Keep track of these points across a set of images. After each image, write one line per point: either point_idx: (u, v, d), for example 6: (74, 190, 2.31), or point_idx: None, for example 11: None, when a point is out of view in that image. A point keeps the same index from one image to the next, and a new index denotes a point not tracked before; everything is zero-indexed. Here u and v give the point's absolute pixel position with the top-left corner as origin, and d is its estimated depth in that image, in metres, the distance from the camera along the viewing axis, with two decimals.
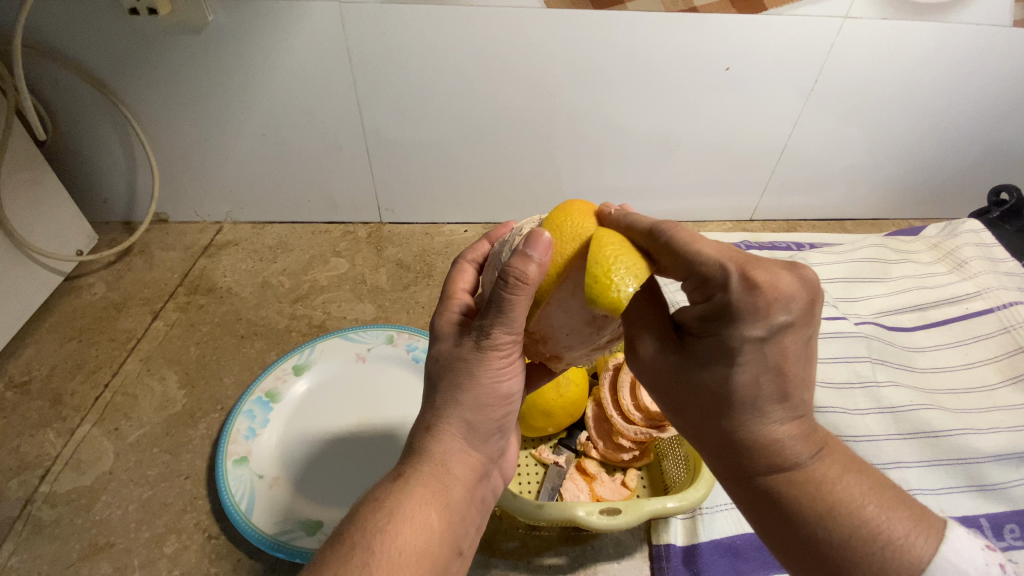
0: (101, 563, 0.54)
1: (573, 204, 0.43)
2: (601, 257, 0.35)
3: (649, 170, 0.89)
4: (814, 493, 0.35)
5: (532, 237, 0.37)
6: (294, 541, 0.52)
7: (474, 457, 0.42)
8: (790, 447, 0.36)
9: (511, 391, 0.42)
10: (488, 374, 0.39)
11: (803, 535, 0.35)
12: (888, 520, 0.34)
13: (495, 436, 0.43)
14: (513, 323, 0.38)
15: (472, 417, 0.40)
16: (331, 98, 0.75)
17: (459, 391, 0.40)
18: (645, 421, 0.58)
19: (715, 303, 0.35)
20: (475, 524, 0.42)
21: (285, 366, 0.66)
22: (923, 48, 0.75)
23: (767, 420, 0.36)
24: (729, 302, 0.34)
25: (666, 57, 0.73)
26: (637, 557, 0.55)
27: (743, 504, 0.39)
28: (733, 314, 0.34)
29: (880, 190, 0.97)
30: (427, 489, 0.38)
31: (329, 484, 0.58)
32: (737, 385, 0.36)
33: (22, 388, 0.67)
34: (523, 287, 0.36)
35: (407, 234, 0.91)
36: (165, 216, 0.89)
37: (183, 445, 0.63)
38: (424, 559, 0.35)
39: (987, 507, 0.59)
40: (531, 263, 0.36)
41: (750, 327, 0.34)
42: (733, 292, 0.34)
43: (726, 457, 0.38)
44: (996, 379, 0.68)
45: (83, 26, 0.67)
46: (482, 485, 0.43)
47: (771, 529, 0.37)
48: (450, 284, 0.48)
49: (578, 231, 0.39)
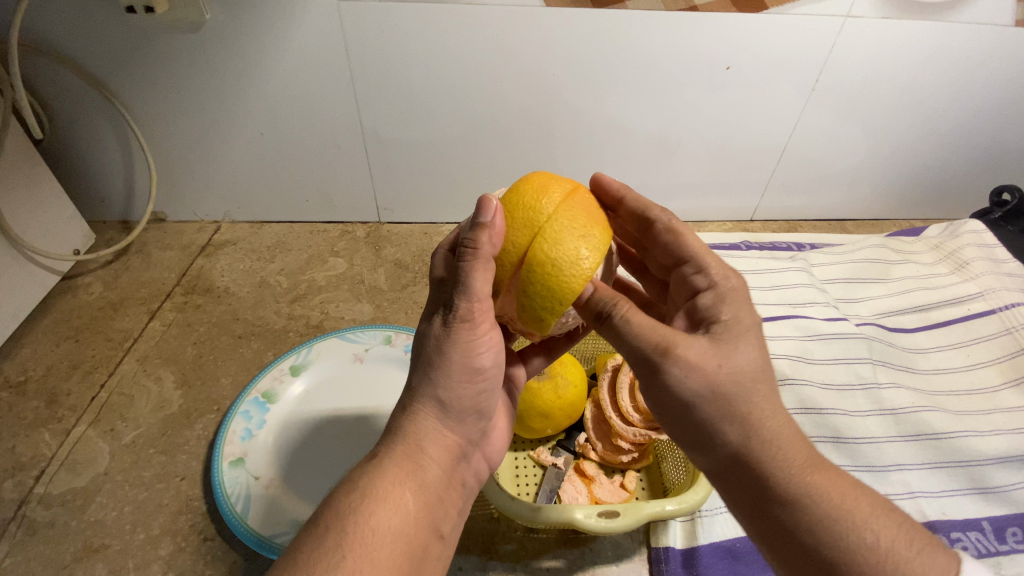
0: (96, 564, 0.53)
1: (530, 180, 0.42)
2: (528, 286, 0.38)
3: (649, 169, 0.89)
4: (843, 499, 0.35)
5: (479, 203, 0.38)
6: (282, 539, 0.52)
7: (449, 437, 0.41)
8: (800, 454, 0.37)
9: (486, 364, 0.41)
10: (456, 348, 0.39)
11: (842, 547, 0.34)
12: (909, 528, 0.35)
13: (472, 416, 0.42)
14: (475, 294, 0.38)
15: (443, 395, 0.40)
16: (329, 97, 0.74)
17: (431, 370, 0.40)
18: (644, 423, 0.58)
19: (719, 292, 0.41)
20: (456, 507, 0.41)
21: (282, 367, 0.65)
22: (924, 47, 0.75)
23: (786, 423, 0.37)
24: (731, 286, 0.42)
25: (666, 54, 0.73)
26: (636, 560, 0.55)
27: (770, 527, 0.36)
28: (737, 297, 0.41)
29: (881, 190, 0.97)
30: (401, 469, 0.37)
31: (321, 488, 0.57)
32: (758, 369, 0.38)
33: (18, 388, 0.67)
34: (478, 255, 0.37)
35: (406, 234, 0.91)
36: (162, 215, 0.89)
37: (179, 446, 0.62)
38: (399, 541, 0.34)
39: (989, 510, 0.58)
40: (483, 231, 0.37)
41: (751, 313, 0.41)
42: (734, 283, 0.42)
43: (751, 466, 0.37)
44: (998, 381, 0.68)
45: (80, 24, 0.66)
46: (462, 466, 0.42)
47: (805, 549, 0.35)
48: (433, 262, 0.47)
49: (531, 217, 0.39)
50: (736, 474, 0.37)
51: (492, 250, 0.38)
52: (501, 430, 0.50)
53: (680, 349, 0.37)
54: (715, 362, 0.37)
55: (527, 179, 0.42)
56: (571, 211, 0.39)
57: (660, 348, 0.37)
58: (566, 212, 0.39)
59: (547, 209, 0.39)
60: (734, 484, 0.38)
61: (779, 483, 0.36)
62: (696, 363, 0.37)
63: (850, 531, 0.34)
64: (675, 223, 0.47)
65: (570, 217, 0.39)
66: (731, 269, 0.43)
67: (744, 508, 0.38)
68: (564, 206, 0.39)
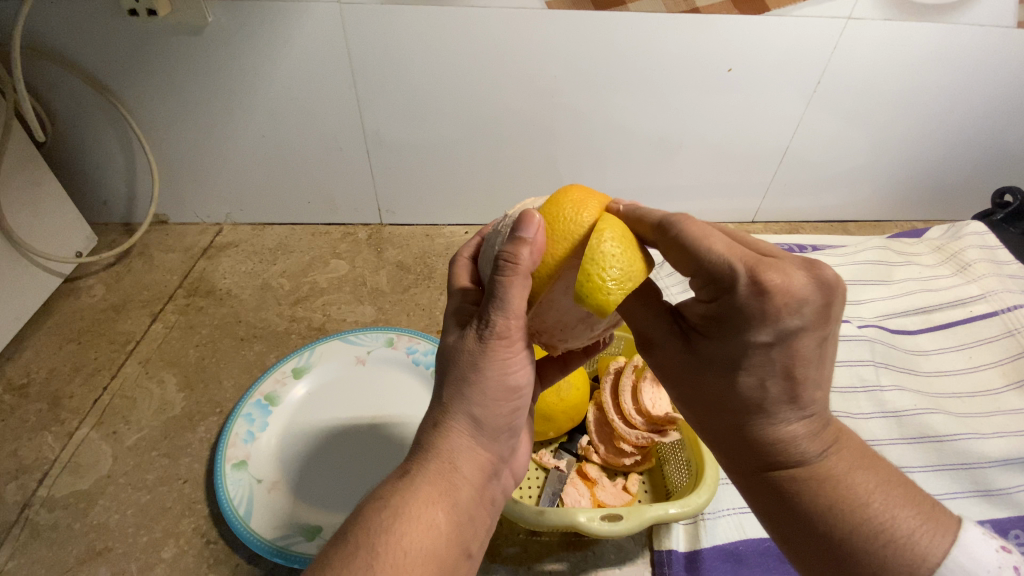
0: (99, 567, 0.53)
1: (568, 192, 0.41)
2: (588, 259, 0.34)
3: (649, 170, 0.88)
4: (821, 488, 0.35)
5: (522, 219, 0.37)
6: (293, 546, 0.51)
7: (482, 454, 0.41)
8: (807, 436, 0.36)
9: (521, 383, 0.41)
10: (493, 367, 0.39)
11: (829, 526, 0.35)
12: (897, 519, 0.34)
13: (504, 435, 0.42)
14: (511, 310, 0.37)
15: (479, 413, 0.39)
16: (330, 99, 0.75)
17: (466, 388, 0.39)
18: (645, 425, 0.58)
19: (722, 304, 0.34)
20: (485, 526, 0.41)
21: (284, 369, 0.65)
22: (926, 48, 0.75)
23: (774, 412, 0.36)
24: (737, 305, 0.33)
25: (667, 57, 0.73)
26: (639, 563, 0.55)
27: (759, 496, 0.38)
28: (743, 317, 0.33)
29: (884, 191, 0.97)
30: (436, 488, 0.37)
31: (322, 479, 0.58)
32: (742, 373, 0.35)
33: (21, 391, 0.67)
34: (514, 269, 0.36)
35: (407, 236, 0.91)
36: (164, 217, 0.89)
37: (182, 449, 0.62)
38: (430, 561, 0.34)
39: (992, 512, 0.58)
40: (523, 246, 0.36)
41: (763, 328, 0.32)
42: (741, 296, 0.32)
43: (750, 441, 0.37)
44: (1000, 383, 0.68)
45: (83, 27, 0.66)
46: (493, 483, 0.42)
47: (792, 520, 0.36)
48: (461, 271, 0.48)
49: (571, 229, 0.38)
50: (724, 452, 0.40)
51: (531, 265, 0.37)
52: (524, 445, 0.50)
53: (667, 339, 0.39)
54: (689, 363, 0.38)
55: (563, 191, 0.41)
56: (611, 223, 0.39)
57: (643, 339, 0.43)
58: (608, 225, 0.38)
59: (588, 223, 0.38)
60: (732, 453, 0.39)
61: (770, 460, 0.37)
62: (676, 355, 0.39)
63: (819, 518, 0.35)
64: (681, 223, 0.35)
65: None
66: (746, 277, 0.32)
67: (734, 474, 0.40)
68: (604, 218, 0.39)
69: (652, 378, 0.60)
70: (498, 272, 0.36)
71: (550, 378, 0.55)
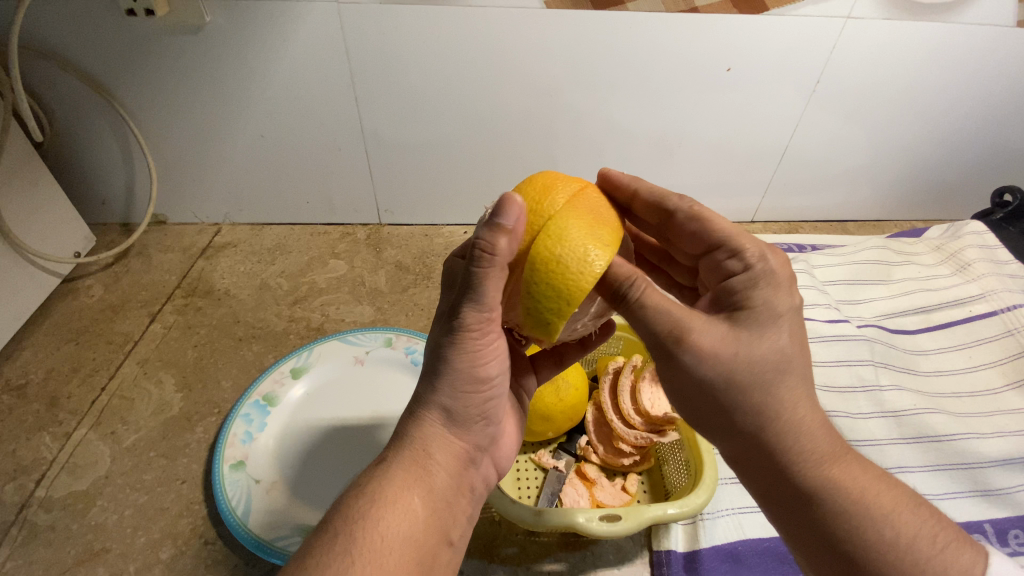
0: (96, 568, 0.53)
1: (535, 181, 0.41)
2: (529, 285, 0.37)
3: (648, 171, 0.88)
4: (853, 501, 0.36)
5: (501, 203, 0.35)
6: (288, 546, 0.51)
7: (457, 443, 0.40)
8: (830, 445, 0.37)
9: (492, 373, 0.41)
10: (461, 357, 0.38)
11: (871, 540, 0.35)
12: (925, 527, 0.36)
13: (479, 424, 0.42)
14: (485, 301, 0.37)
15: (449, 403, 0.40)
16: (330, 99, 0.74)
17: (435, 379, 0.39)
18: (645, 425, 0.58)
19: (754, 273, 0.39)
20: (466, 514, 0.41)
21: (282, 369, 0.65)
22: (925, 47, 0.75)
23: (797, 420, 0.37)
24: (768, 270, 0.39)
25: (665, 57, 0.73)
26: (638, 563, 0.54)
27: (791, 517, 0.38)
28: (773, 281, 0.39)
29: (883, 191, 0.97)
30: (409, 474, 0.37)
31: (327, 486, 0.58)
32: (786, 358, 0.37)
33: (19, 391, 0.67)
34: (491, 260, 0.35)
35: (407, 236, 0.91)
36: (163, 217, 0.89)
37: (180, 449, 0.62)
38: (408, 547, 0.34)
39: (991, 512, 0.58)
40: (500, 237, 0.35)
41: (787, 297, 0.39)
42: (771, 262, 0.39)
43: (779, 456, 0.37)
44: (1000, 383, 0.68)
45: (81, 27, 0.66)
46: (471, 471, 0.42)
47: (832, 539, 0.36)
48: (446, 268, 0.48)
49: (530, 220, 0.38)
50: (753, 461, 0.38)
51: (509, 255, 0.36)
52: (511, 438, 0.49)
53: (694, 336, 0.37)
54: (733, 348, 0.36)
55: (530, 181, 0.42)
56: (573, 209, 0.39)
57: (673, 334, 0.37)
58: (569, 213, 0.38)
59: (550, 210, 0.38)
60: (758, 472, 0.38)
61: (802, 476, 0.37)
62: (710, 350, 0.36)
63: (859, 532, 0.35)
64: (698, 209, 0.45)
65: (570, 214, 0.38)
66: (768, 249, 0.40)
67: (760, 496, 0.39)
68: (566, 205, 0.39)
69: (651, 379, 0.59)
70: (473, 262, 0.36)
71: (544, 372, 0.55)
